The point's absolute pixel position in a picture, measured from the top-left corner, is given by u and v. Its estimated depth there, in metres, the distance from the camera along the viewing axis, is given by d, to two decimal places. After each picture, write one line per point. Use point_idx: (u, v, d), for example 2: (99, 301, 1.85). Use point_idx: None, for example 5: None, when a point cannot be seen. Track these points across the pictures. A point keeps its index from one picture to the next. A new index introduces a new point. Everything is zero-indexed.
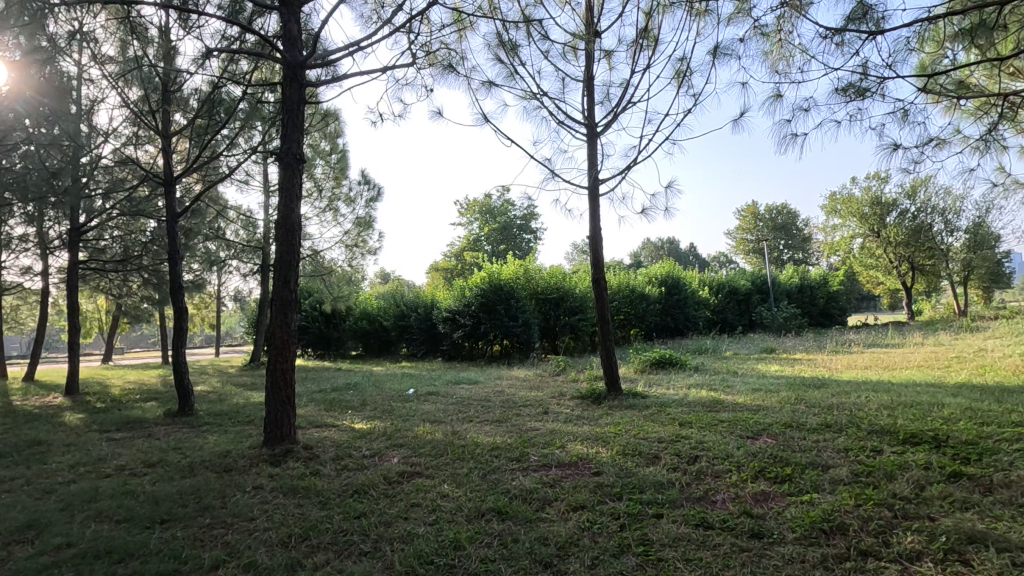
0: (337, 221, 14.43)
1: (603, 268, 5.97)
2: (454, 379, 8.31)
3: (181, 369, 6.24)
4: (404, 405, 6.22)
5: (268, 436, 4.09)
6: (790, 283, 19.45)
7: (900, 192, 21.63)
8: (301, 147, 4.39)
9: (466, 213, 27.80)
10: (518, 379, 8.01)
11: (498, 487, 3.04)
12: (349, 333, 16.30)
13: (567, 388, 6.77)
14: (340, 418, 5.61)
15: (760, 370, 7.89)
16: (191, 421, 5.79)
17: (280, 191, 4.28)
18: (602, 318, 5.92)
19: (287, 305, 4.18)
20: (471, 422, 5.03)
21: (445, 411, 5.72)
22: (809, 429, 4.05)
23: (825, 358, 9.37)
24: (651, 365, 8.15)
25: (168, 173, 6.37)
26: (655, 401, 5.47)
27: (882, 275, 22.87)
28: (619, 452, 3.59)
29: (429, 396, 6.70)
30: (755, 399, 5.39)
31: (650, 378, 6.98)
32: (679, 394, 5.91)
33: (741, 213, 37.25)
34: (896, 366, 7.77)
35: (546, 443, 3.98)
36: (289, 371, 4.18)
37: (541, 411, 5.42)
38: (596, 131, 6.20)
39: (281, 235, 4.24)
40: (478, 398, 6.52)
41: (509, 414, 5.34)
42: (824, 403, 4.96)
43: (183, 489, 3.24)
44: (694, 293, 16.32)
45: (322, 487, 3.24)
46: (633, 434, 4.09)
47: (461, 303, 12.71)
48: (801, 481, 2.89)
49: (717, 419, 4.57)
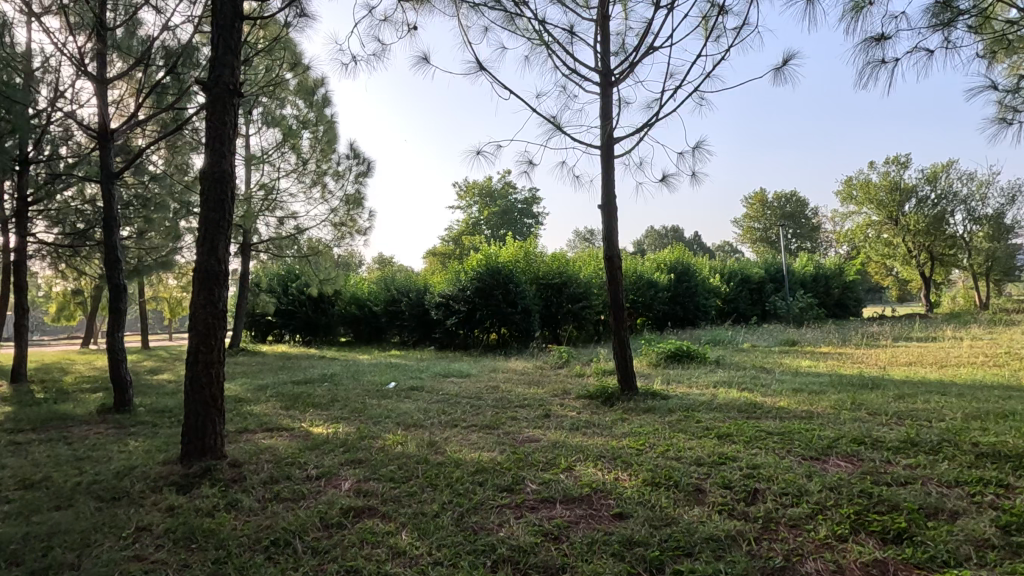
0: (325, 199, 13.51)
1: (618, 244, 5.00)
2: (443, 372, 7.37)
3: (118, 358, 5.32)
4: (380, 402, 5.29)
5: (186, 450, 3.14)
6: (804, 272, 18.45)
7: (920, 178, 20.61)
8: (236, 76, 3.38)
9: (465, 195, 26.78)
10: (515, 372, 7.08)
11: (477, 541, 2.09)
12: (338, 319, 15.38)
13: (571, 384, 5.82)
14: (299, 420, 4.65)
15: (791, 365, 6.94)
16: (122, 421, 4.83)
17: (208, 131, 3.28)
18: (615, 306, 4.96)
19: (217, 277, 3.22)
20: (454, 429, 4.07)
21: (427, 412, 4.78)
22: (892, 449, 3.11)
23: (858, 353, 8.43)
24: (665, 360, 7.20)
25: (104, 128, 5.37)
26: (678, 403, 4.53)
27: (899, 265, 21.78)
28: (647, 482, 2.65)
29: (413, 392, 5.77)
30: (801, 403, 4.43)
31: (667, 374, 6.04)
32: (704, 394, 4.97)
33: (748, 200, 36.22)
34: (947, 363, 6.78)
35: (548, 464, 3.03)
36: (216, 365, 3.22)
37: (541, 414, 4.49)
38: (612, 79, 5.21)
39: (208, 189, 3.25)
40: (468, 395, 5.58)
41: (503, 417, 4.41)
42: (890, 410, 4.02)
43: (32, 532, 2.29)
44: (706, 281, 15.38)
45: (230, 532, 2.29)
46: (660, 452, 3.14)
47: (456, 288, 11.74)
48: (929, 543, 1.95)
49: (764, 431, 3.62)
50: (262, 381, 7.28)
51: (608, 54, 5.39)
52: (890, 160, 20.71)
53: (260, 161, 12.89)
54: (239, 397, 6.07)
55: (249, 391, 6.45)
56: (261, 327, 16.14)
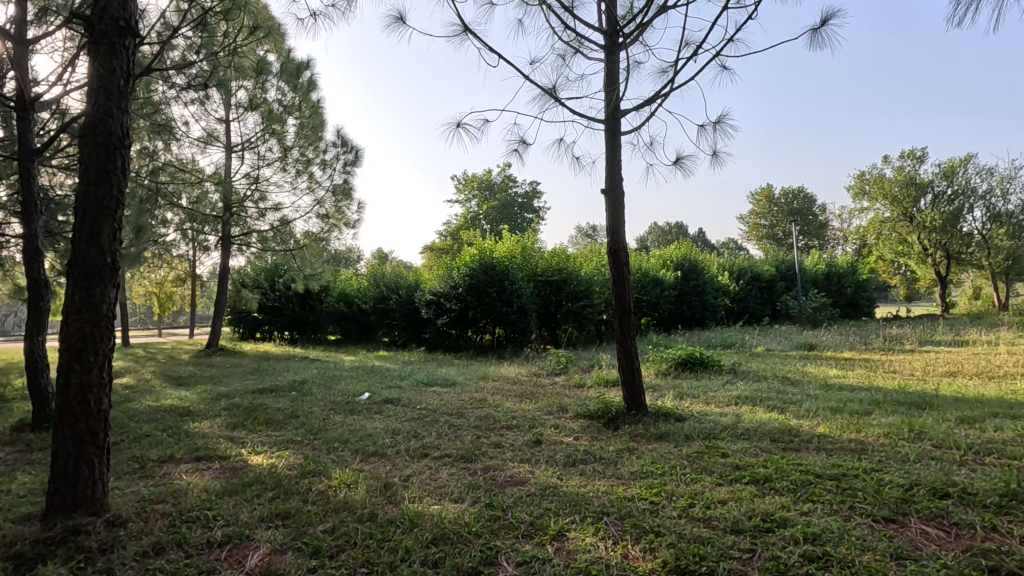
0: (311, 189, 12.79)
1: (623, 235, 4.21)
2: (426, 379, 6.60)
3: (38, 366, 4.55)
4: (343, 420, 4.53)
5: (51, 501, 2.37)
6: (816, 270, 17.64)
7: (936, 173, 19.74)
8: (127, 5, 2.57)
9: (464, 189, 26.06)
10: (506, 380, 6.32)
11: None
12: (326, 317, 14.63)
13: (568, 398, 5.04)
14: (239, 445, 3.87)
15: (818, 376, 6.16)
16: (33, 441, 4.07)
17: (91, 79, 2.49)
18: (622, 308, 4.15)
19: (100, 274, 2.43)
20: (423, 463, 3.30)
21: (394, 435, 4.01)
22: (992, 509, 2.33)
23: (888, 360, 7.63)
24: (675, 368, 6.42)
25: (24, 98, 4.52)
26: (697, 430, 3.75)
27: (913, 264, 20.93)
28: (671, 569, 1.88)
29: (386, 407, 5.00)
30: (846, 431, 3.66)
31: (679, 387, 5.26)
32: (726, 414, 4.20)
33: (754, 196, 35.47)
34: (994, 374, 5.99)
35: (532, 528, 2.26)
36: (97, 389, 2.43)
37: (532, 440, 3.72)
38: (618, 40, 4.42)
39: (88, 155, 2.46)
40: (448, 410, 4.81)
41: (485, 444, 3.65)
42: (965, 443, 3.24)
43: None
44: (714, 279, 14.59)
45: None
46: (682, 510, 2.37)
47: (447, 286, 10.95)
48: None
49: (811, 473, 2.84)
50: (226, 389, 6.53)
51: (614, 12, 4.58)
52: (905, 153, 19.84)
53: (242, 149, 12.17)
54: (188, 410, 5.32)
55: (204, 401, 5.71)
56: (247, 324, 15.39)
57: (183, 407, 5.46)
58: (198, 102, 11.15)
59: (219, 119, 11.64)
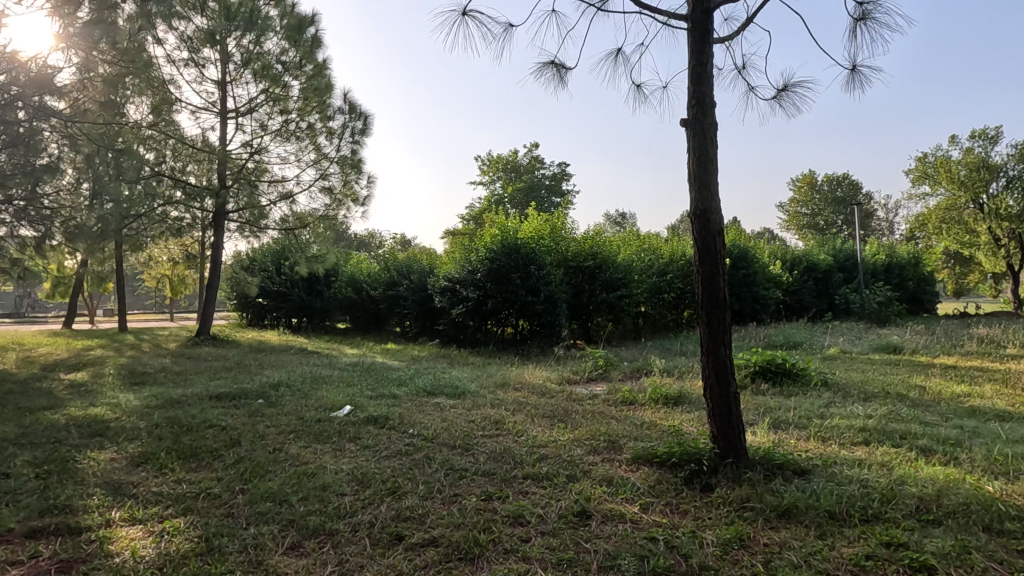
0: (316, 161, 11.49)
1: (713, 191, 2.75)
2: (432, 385, 5.24)
3: None
4: (297, 455, 3.14)
5: None
6: (876, 261, 15.92)
7: (1010, 155, 17.77)
8: None
9: (488, 170, 24.78)
10: (533, 390, 4.91)
11: None
12: (334, 303, 13.37)
13: (619, 425, 3.59)
14: (121, 500, 2.52)
15: (947, 395, 4.64)
16: None
17: None
18: (712, 302, 2.68)
19: None
20: (387, 564, 1.91)
21: (360, 489, 2.61)
22: None
23: (1014, 369, 6.03)
24: (752, 381, 4.93)
25: None
26: (841, 501, 2.29)
27: (980, 255, 18.97)
28: None
29: (366, 431, 3.61)
30: None
31: (771, 412, 3.80)
32: (868, 466, 2.74)
33: (795, 182, 33.52)
34: None
35: None
36: None
37: (575, 513, 2.30)
38: None
39: None
40: (451, 438, 3.41)
41: (497, 519, 2.23)
42: None
43: None
44: (766, 268, 12.97)
45: None
46: None
47: (465, 271, 9.54)
48: None
49: None
50: (180, 393, 5.20)
51: None
52: (975, 134, 17.91)
53: (240, 115, 10.93)
54: (108, 426, 3.99)
55: (141, 412, 4.40)
56: (252, 310, 14.23)
57: (108, 419, 4.16)
58: (190, 62, 9.98)
59: (214, 79, 10.39)
